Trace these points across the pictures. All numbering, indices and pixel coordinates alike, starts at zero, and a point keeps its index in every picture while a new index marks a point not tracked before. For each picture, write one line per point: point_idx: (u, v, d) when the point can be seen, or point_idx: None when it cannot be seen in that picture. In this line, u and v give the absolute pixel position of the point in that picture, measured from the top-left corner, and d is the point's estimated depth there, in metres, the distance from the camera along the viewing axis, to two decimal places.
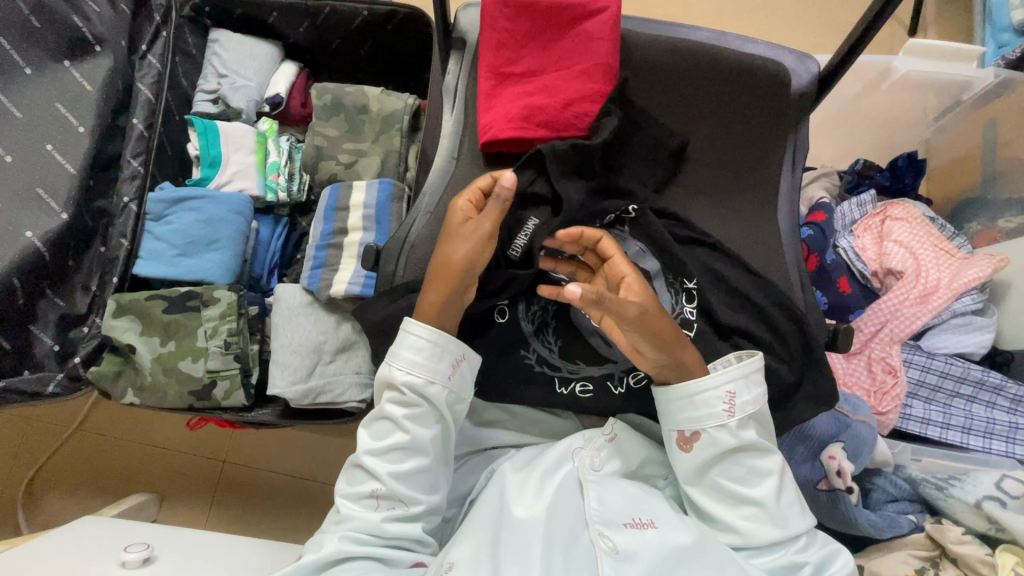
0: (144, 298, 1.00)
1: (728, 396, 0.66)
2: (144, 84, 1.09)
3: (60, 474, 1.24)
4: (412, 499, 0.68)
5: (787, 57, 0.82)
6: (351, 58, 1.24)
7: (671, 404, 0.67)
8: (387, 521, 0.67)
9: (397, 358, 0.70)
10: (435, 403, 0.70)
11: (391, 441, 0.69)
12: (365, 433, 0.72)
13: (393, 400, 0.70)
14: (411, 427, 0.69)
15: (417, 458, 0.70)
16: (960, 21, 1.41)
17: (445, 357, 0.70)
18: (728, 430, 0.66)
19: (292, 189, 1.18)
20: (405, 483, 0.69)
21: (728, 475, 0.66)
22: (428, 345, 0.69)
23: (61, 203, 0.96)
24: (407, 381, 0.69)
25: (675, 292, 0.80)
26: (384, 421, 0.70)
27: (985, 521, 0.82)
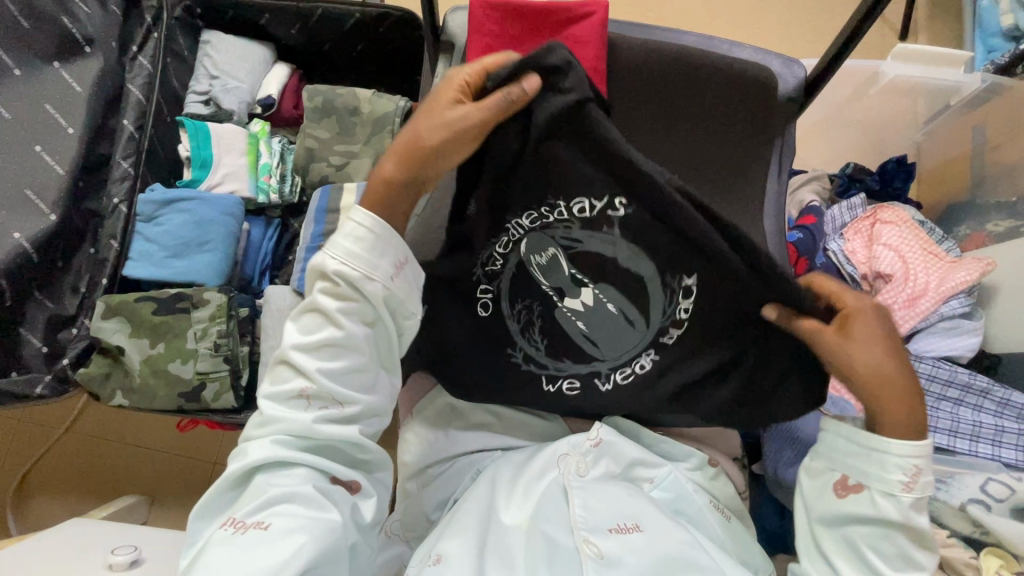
0: (134, 299, 1.00)
1: (913, 468, 0.61)
2: (135, 85, 1.09)
3: (48, 476, 1.23)
4: (346, 399, 0.66)
5: (774, 62, 0.84)
6: (344, 60, 1.24)
7: (841, 441, 0.65)
8: (319, 422, 0.65)
9: (335, 246, 0.64)
10: (371, 301, 0.65)
11: (323, 337, 0.65)
12: (295, 326, 0.67)
13: (326, 292, 0.65)
14: (346, 323, 0.65)
15: (353, 355, 0.66)
16: (950, 26, 1.42)
17: (387, 254, 0.64)
18: (895, 502, 0.62)
19: (283, 190, 1.19)
20: (338, 381, 0.66)
21: (875, 548, 0.64)
22: (367, 234, 0.64)
23: (49, 204, 0.95)
24: (341, 271, 0.64)
25: (673, 296, 0.66)
26: (315, 314, 0.66)
27: (969, 523, 0.82)
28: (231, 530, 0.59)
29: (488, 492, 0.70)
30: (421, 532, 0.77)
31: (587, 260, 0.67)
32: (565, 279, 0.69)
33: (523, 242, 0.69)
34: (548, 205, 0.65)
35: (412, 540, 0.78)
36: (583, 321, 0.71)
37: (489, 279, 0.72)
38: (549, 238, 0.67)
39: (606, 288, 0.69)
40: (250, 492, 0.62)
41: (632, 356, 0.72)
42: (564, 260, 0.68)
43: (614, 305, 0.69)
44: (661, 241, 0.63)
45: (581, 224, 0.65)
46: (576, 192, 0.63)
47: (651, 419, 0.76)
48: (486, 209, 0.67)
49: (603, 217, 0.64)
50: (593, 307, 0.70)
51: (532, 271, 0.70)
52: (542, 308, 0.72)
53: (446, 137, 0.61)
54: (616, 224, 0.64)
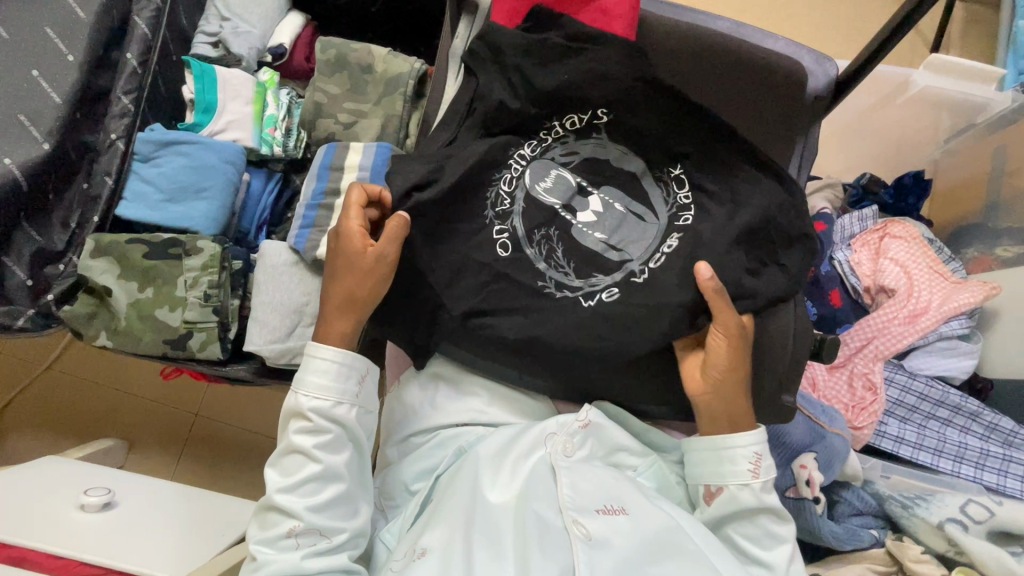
0: (125, 240, 0.97)
1: (755, 457, 0.67)
2: (141, 18, 1.02)
3: (26, 412, 1.22)
4: (333, 530, 0.66)
5: (806, 57, 0.80)
6: (360, 15, 1.20)
7: (698, 452, 0.69)
8: (308, 558, 0.64)
9: (305, 384, 0.68)
10: (345, 426, 0.68)
11: (303, 474, 0.66)
12: (275, 472, 0.68)
13: (302, 431, 0.67)
14: (323, 456, 0.66)
15: (334, 486, 0.67)
16: (984, 44, 1.39)
17: (352, 377, 0.69)
18: (751, 491, 0.67)
19: (287, 145, 1.15)
20: (322, 516, 0.66)
21: (745, 535, 0.68)
22: (336, 368, 0.68)
23: (43, 132, 0.93)
24: (315, 406, 0.67)
25: (665, 182, 0.75)
26: (294, 455, 0.67)
27: (945, 542, 0.83)
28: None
29: (473, 471, 0.68)
30: (398, 503, 0.75)
31: (587, 169, 0.76)
32: (572, 189, 0.76)
33: (526, 173, 0.76)
34: (545, 129, 0.76)
35: (387, 510, 0.75)
36: (601, 231, 0.75)
37: (502, 221, 0.74)
38: (550, 161, 0.76)
39: (611, 191, 0.76)
40: None
41: (656, 245, 0.73)
42: (570, 175, 0.76)
43: (621, 205, 0.75)
44: (651, 136, 0.75)
45: (576, 137, 0.76)
46: (568, 108, 0.75)
47: (641, 408, 0.75)
48: (491, 145, 0.74)
49: (592, 126, 0.76)
50: (604, 211, 0.75)
51: (539, 196, 0.75)
52: (559, 229, 0.75)
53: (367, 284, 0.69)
54: (604, 131, 0.76)
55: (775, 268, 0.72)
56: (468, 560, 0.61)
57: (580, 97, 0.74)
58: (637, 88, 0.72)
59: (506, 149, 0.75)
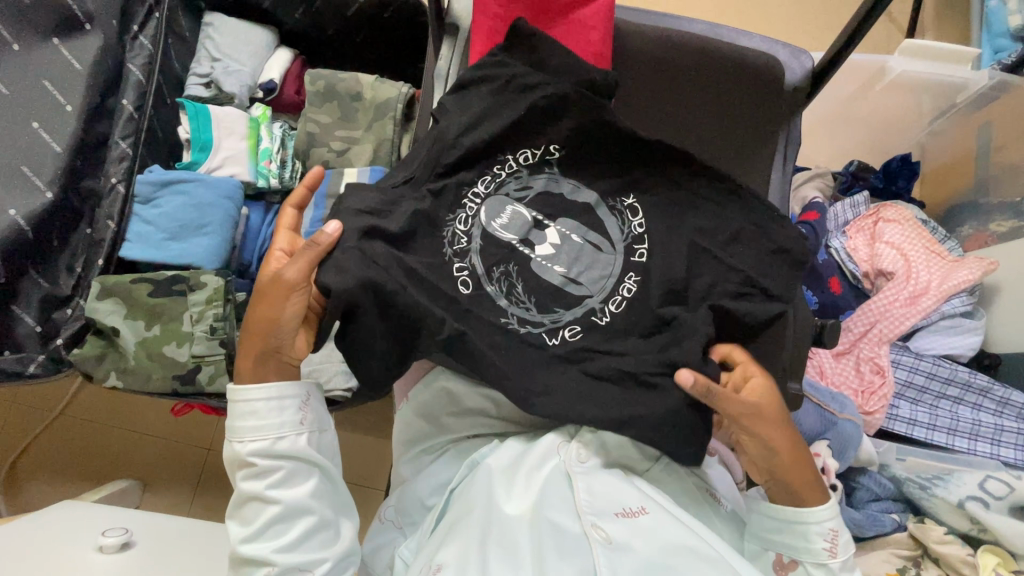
0: (130, 281, 0.99)
1: (832, 533, 0.66)
2: (134, 65, 1.07)
3: (39, 460, 1.22)
4: (314, 560, 0.65)
5: (782, 52, 0.82)
6: (348, 45, 1.24)
7: (768, 520, 0.69)
8: None
9: (238, 431, 0.65)
10: (295, 457, 0.66)
11: (265, 518, 0.65)
12: (236, 522, 0.66)
13: (250, 477, 0.65)
14: (280, 495, 0.65)
15: (303, 519, 0.66)
16: (958, 26, 1.42)
17: (288, 406, 0.65)
18: (826, 570, 0.66)
19: (282, 176, 1.17)
20: (299, 550, 0.65)
21: None
22: (275, 404, 0.65)
23: (46, 182, 0.95)
24: (256, 450, 0.64)
25: (618, 213, 0.75)
26: (252, 503, 0.65)
27: (967, 521, 0.82)
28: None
29: (489, 481, 0.68)
30: (416, 519, 0.75)
31: (541, 202, 0.75)
32: (527, 224, 0.74)
33: (481, 211, 0.74)
34: (499, 163, 0.75)
35: (405, 527, 0.75)
36: (560, 265, 0.73)
37: (460, 259, 0.72)
38: (505, 196, 0.74)
39: (566, 223, 0.75)
40: None
41: (615, 281, 0.73)
42: (525, 210, 0.75)
43: (578, 236, 0.74)
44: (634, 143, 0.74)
45: (529, 172, 0.75)
46: (520, 142, 0.74)
47: None
48: (442, 187, 0.73)
49: (545, 162, 0.76)
50: (561, 244, 0.74)
51: (496, 232, 0.73)
52: (519, 265, 0.73)
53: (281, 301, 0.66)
54: (556, 165, 0.76)
55: (768, 255, 0.72)
56: (484, 565, 0.62)
57: (532, 130, 0.74)
58: (597, 115, 0.72)
59: (459, 187, 0.73)
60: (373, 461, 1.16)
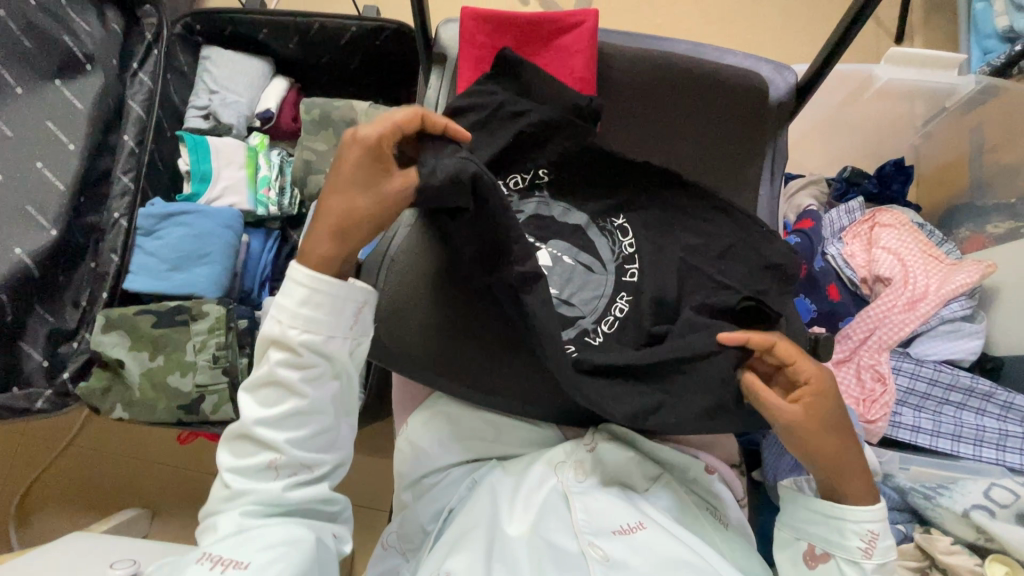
0: (133, 313, 1.01)
1: (870, 536, 0.64)
2: (135, 101, 1.09)
3: (50, 491, 1.23)
4: (315, 461, 0.65)
5: (764, 68, 0.83)
6: (342, 72, 1.26)
7: (807, 511, 0.68)
8: (289, 489, 0.64)
9: (284, 310, 0.62)
10: (334, 360, 0.64)
11: (285, 407, 0.63)
12: (251, 396, 0.65)
13: (286, 363, 0.63)
14: (309, 391, 0.63)
15: (318, 420, 0.65)
16: (946, 29, 1.42)
17: (346, 305, 0.63)
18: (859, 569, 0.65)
19: (281, 202, 1.19)
20: (305, 446, 0.65)
21: None
22: (320, 297, 0.62)
23: (50, 220, 0.97)
24: (305, 339, 0.62)
25: (608, 232, 0.76)
26: (273, 386, 0.64)
27: (974, 531, 0.81)
28: (210, 566, 0.57)
29: (491, 498, 0.69)
30: (418, 545, 0.75)
31: (534, 225, 0.76)
32: None
33: None
34: None
35: (407, 552, 0.76)
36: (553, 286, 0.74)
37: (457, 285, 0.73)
38: None
39: (558, 244, 0.76)
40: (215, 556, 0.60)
41: (607, 301, 0.74)
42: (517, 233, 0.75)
43: (570, 257, 0.75)
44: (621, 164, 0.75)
45: (520, 196, 0.76)
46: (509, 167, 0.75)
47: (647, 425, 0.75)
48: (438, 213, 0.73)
49: (534, 185, 0.76)
50: (554, 265, 0.74)
51: None
52: None
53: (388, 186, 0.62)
54: (546, 189, 0.77)
55: (758, 270, 0.73)
56: None
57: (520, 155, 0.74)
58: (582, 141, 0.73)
59: None
60: (377, 481, 1.16)
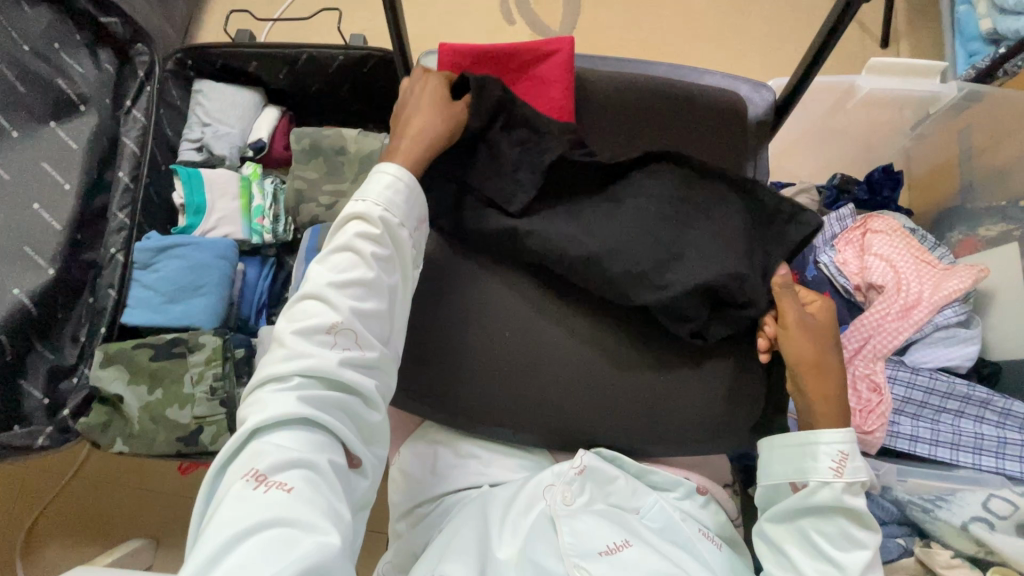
0: (131, 347, 1.02)
1: (840, 455, 0.64)
2: (129, 137, 1.11)
3: (56, 524, 1.24)
4: (370, 349, 0.63)
5: (743, 87, 0.85)
6: (332, 100, 1.29)
7: (782, 442, 0.68)
8: (345, 366, 0.60)
9: (371, 193, 0.67)
10: (402, 249, 0.68)
11: (354, 275, 0.63)
12: (318, 268, 0.64)
13: (364, 234, 0.65)
14: (378, 268, 0.65)
15: (378, 304, 0.64)
16: (931, 31, 1.43)
17: (416, 207, 0.70)
18: (830, 488, 0.63)
19: (276, 231, 1.21)
20: (365, 326, 0.63)
21: (821, 531, 0.64)
22: (402, 184, 0.68)
23: (47, 259, 0.99)
24: (385, 215, 0.66)
25: None
26: (347, 255, 0.64)
27: (973, 544, 0.80)
28: (252, 485, 0.50)
29: (480, 518, 0.68)
30: None
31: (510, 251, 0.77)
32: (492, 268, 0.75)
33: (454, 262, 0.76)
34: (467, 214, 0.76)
35: None
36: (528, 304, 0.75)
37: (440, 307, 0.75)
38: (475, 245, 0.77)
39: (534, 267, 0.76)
40: (257, 447, 0.53)
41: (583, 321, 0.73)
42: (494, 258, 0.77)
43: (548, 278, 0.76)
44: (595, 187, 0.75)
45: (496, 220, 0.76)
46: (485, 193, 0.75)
47: (638, 448, 0.74)
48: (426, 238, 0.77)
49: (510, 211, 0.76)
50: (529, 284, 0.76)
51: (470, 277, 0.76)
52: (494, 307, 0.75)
53: (460, 105, 0.73)
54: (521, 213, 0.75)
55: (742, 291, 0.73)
56: None
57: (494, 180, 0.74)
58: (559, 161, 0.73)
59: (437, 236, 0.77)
60: (376, 505, 1.16)
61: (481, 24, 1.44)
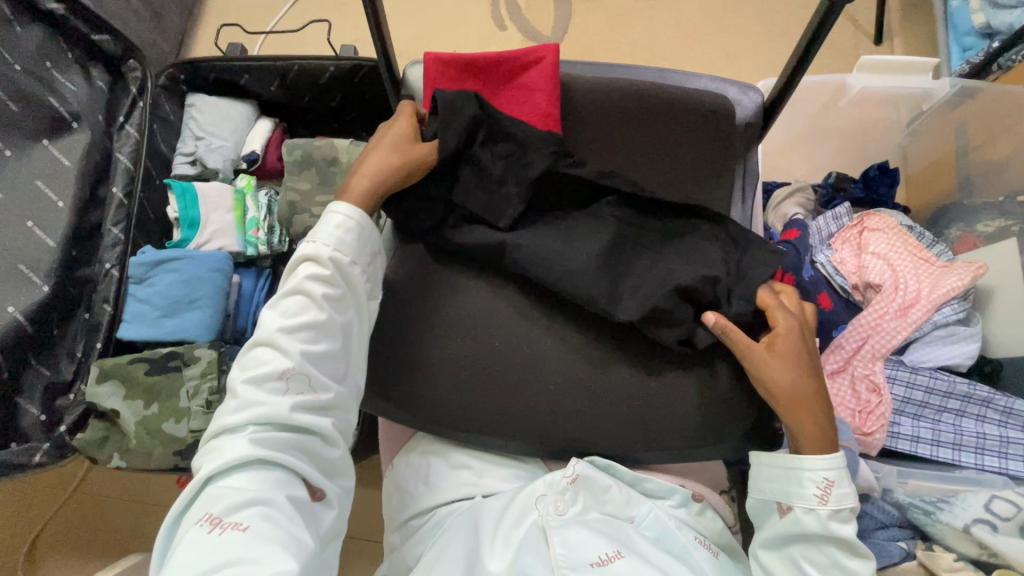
0: (127, 362, 1.02)
1: (826, 482, 0.64)
2: (123, 153, 1.13)
3: (56, 539, 1.24)
4: (324, 388, 0.64)
5: (730, 90, 0.85)
6: (325, 111, 1.29)
7: (769, 467, 0.68)
8: (296, 410, 0.62)
9: (321, 233, 0.68)
10: (355, 285, 0.68)
11: (304, 318, 0.65)
12: (271, 313, 0.66)
13: (313, 276, 0.66)
14: (329, 308, 0.66)
15: (331, 342, 0.66)
16: (925, 27, 1.42)
17: (368, 241, 0.70)
18: (817, 516, 0.64)
19: (270, 241, 1.21)
20: (317, 365, 0.64)
21: (812, 561, 0.65)
22: (352, 222, 0.69)
23: (42, 276, 1.00)
24: (333, 255, 0.67)
25: None
26: (298, 298, 0.66)
27: (976, 547, 0.79)
28: (207, 529, 0.53)
29: (472, 532, 0.69)
30: None
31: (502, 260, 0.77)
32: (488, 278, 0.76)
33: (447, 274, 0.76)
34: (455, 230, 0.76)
35: None
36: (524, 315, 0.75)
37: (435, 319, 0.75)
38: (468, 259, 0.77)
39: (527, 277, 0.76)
40: (211, 493, 0.56)
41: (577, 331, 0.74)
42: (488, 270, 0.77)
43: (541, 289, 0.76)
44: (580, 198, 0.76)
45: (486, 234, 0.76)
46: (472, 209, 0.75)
47: (631, 456, 0.73)
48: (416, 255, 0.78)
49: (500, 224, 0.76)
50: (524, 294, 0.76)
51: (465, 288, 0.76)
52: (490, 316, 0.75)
53: (424, 145, 0.72)
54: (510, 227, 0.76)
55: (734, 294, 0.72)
56: None
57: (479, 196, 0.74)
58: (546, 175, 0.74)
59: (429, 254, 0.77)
60: (375, 514, 1.16)
61: (473, 31, 1.44)
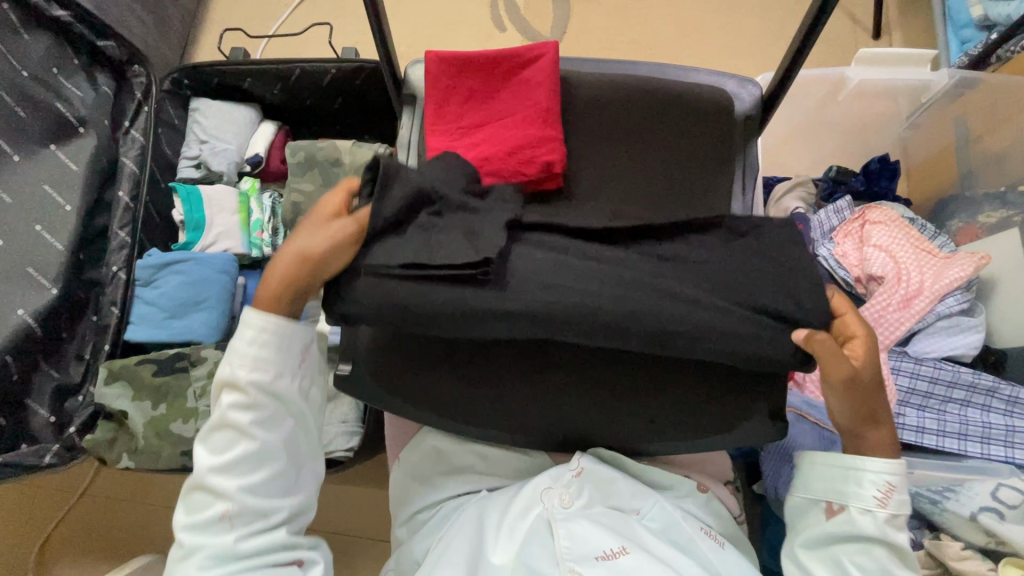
0: (134, 363, 1.03)
1: (886, 486, 0.65)
2: (129, 157, 1.14)
3: (67, 543, 1.25)
4: (269, 509, 0.66)
5: (729, 83, 0.85)
6: (327, 113, 1.30)
7: (826, 466, 0.67)
8: (243, 539, 0.64)
9: (236, 355, 0.65)
10: (285, 400, 0.66)
11: (236, 453, 0.65)
12: (204, 448, 0.66)
13: (236, 405, 0.65)
14: (260, 435, 0.65)
15: (268, 466, 0.66)
16: (922, 21, 1.43)
17: (293, 346, 0.67)
18: (872, 517, 0.65)
19: (275, 243, 1.22)
20: (257, 494, 0.65)
21: (858, 563, 0.65)
22: (267, 335, 0.65)
23: (51, 279, 1.01)
24: (253, 380, 0.64)
25: None
26: (225, 431, 0.65)
27: (984, 535, 0.80)
28: None
29: (476, 528, 0.70)
30: None
31: None
32: None
33: None
34: None
35: None
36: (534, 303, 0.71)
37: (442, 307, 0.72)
38: None
39: None
40: None
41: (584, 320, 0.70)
42: None
43: None
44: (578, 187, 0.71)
45: None
46: None
47: (636, 448, 0.74)
48: None
49: None
50: None
51: None
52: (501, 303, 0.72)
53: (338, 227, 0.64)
54: None
55: None
56: None
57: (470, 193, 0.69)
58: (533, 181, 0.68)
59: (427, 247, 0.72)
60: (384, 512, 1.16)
61: (472, 32, 1.45)
